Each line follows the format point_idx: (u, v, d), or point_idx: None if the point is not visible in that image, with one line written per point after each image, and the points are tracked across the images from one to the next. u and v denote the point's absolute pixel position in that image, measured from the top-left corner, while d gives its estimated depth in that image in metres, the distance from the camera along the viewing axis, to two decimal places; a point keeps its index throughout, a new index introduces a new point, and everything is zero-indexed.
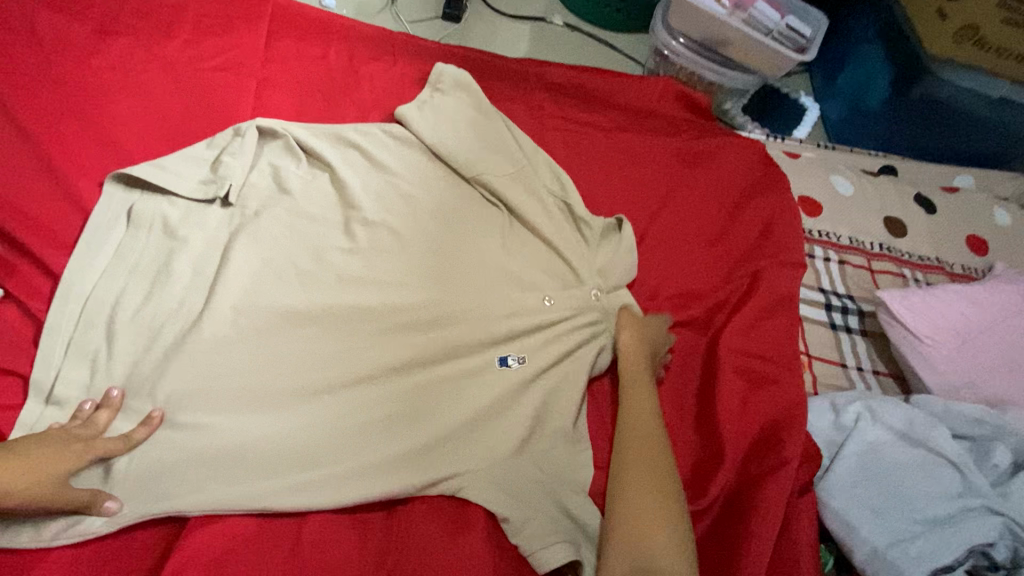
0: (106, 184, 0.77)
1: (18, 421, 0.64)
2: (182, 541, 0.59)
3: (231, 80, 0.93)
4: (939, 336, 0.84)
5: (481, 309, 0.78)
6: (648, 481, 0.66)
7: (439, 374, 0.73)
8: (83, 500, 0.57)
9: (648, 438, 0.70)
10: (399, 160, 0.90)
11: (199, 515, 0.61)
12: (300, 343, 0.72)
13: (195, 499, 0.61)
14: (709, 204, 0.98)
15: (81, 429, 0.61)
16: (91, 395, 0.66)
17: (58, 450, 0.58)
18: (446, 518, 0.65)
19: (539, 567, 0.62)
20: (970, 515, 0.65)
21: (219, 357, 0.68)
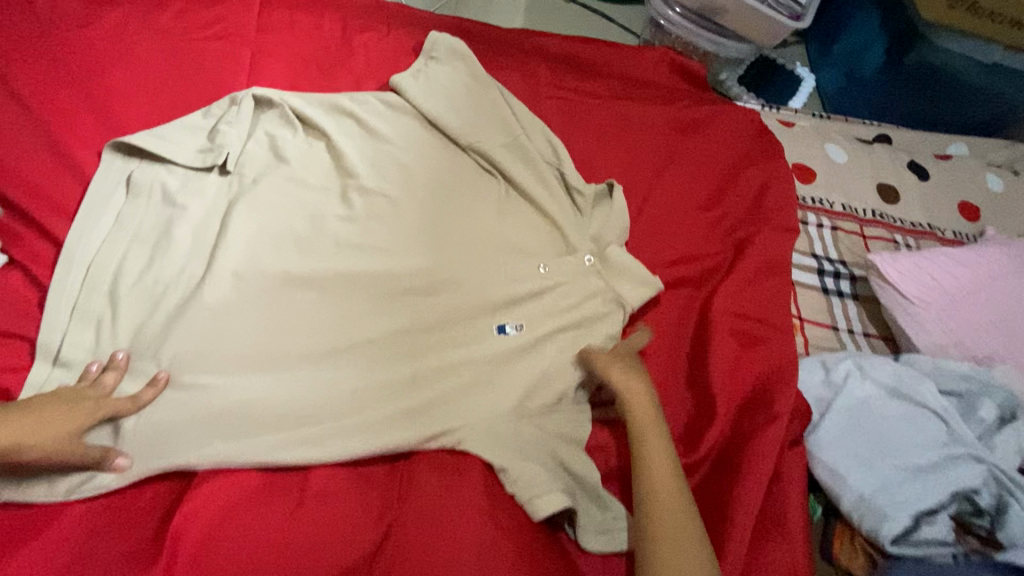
0: (105, 152, 0.78)
1: (27, 382, 0.65)
2: (191, 492, 0.61)
3: (226, 50, 0.93)
4: (928, 297, 0.86)
5: (481, 277, 0.80)
6: (678, 524, 0.62)
7: (437, 338, 0.75)
8: (94, 456, 0.59)
9: (663, 468, 0.66)
10: (395, 129, 0.90)
11: (208, 468, 0.62)
12: (301, 307, 0.73)
13: (203, 453, 0.62)
14: (704, 172, 0.99)
15: (89, 390, 0.62)
16: (98, 357, 0.67)
17: (71, 408, 0.60)
18: (446, 469, 0.66)
19: (536, 513, 0.64)
20: (954, 463, 0.67)
21: (224, 320, 0.69)
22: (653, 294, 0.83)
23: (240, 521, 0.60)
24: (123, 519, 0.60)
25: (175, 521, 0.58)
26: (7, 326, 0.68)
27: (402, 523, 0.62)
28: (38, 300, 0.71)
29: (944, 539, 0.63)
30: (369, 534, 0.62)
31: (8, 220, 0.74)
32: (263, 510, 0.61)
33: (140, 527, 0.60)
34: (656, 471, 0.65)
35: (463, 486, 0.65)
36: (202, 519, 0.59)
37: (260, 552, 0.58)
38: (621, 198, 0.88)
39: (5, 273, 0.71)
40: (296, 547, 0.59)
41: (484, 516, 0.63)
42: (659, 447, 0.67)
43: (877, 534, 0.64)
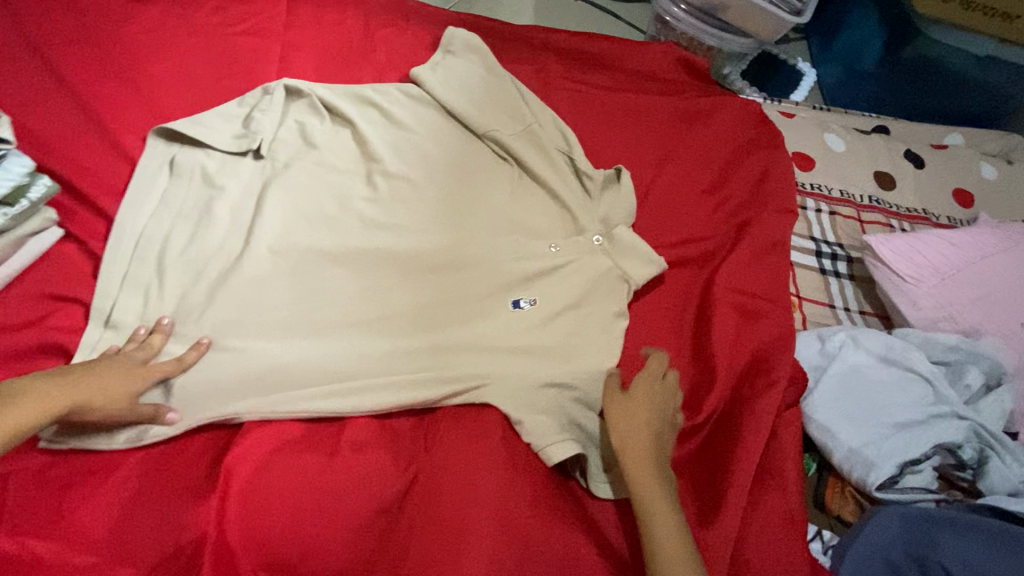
0: (150, 138, 0.84)
1: (81, 342, 0.71)
2: (239, 437, 0.67)
3: (256, 45, 0.99)
4: (920, 274, 0.91)
5: (496, 253, 0.85)
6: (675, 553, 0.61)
7: (458, 310, 0.80)
8: (147, 413, 0.64)
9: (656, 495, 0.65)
10: (415, 118, 0.96)
11: (253, 419, 0.68)
12: (331, 280, 0.79)
13: (247, 405, 0.68)
14: (707, 160, 1.04)
15: (138, 352, 0.67)
16: (145, 321, 0.73)
17: (124, 370, 0.64)
18: (467, 424, 0.72)
19: (550, 459, 0.70)
20: (939, 420, 0.74)
21: (262, 290, 0.75)
22: (656, 273, 0.88)
23: (280, 467, 0.66)
24: (175, 463, 0.65)
25: (227, 460, 0.64)
26: (66, 292, 0.74)
27: (429, 468, 0.68)
28: (92, 269, 0.77)
29: (928, 486, 0.72)
30: (397, 480, 0.67)
31: (63, 198, 0.80)
32: (301, 457, 0.67)
33: (191, 469, 0.65)
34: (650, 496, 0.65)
35: (484, 436, 0.70)
36: (246, 464, 0.65)
37: (300, 493, 0.64)
38: (629, 182, 0.94)
39: (62, 245, 0.77)
40: (333, 488, 0.65)
41: (504, 463, 0.69)
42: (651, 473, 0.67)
43: (865, 482, 0.71)
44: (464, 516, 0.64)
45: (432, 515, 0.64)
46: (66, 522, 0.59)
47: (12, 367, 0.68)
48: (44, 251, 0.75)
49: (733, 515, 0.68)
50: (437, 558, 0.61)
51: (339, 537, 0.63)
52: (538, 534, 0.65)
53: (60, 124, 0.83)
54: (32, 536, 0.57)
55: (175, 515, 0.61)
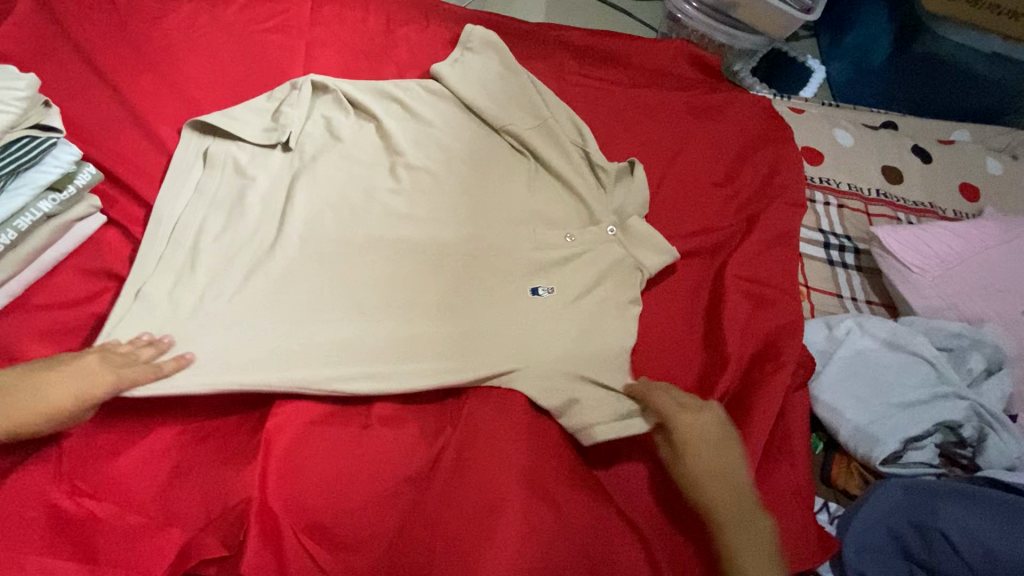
0: (184, 132, 0.86)
1: (111, 312, 0.70)
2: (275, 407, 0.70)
3: (282, 41, 1.02)
4: (926, 264, 0.94)
5: (518, 241, 0.86)
6: (748, 533, 0.65)
7: (481, 297, 0.81)
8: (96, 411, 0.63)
9: (723, 480, 0.68)
10: (436, 113, 0.97)
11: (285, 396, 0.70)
12: (355, 268, 0.79)
13: (277, 382, 0.69)
14: (717, 155, 1.07)
15: (117, 356, 0.64)
16: (173, 296, 0.72)
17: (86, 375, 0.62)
18: (493, 401, 0.74)
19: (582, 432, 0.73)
20: (942, 400, 0.77)
21: (292, 275, 0.76)
22: (668, 262, 0.89)
23: (316, 439, 0.69)
24: (222, 435, 0.69)
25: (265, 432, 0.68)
26: (113, 273, 0.78)
27: (455, 441, 0.72)
28: (133, 252, 0.80)
29: (930, 460, 0.75)
30: (426, 452, 0.71)
31: (104, 187, 0.83)
32: (334, 432, 0.70)
33: (235, 439, 0.69)
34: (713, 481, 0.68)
35: (509, 411, 0.73)
36: (286, 433, 0.68)
37: (334, 463, 0.68)
38: (642, 175, 0.94)
39: (105, 230, 0.81)
40: (366, 458, 0.69)
41: (530, 433, 0.72)
42: (713, 460, 0.69)
43: (870, 457, 0.74)
44: (492, 482, 0.68)
45: (462, 482, 0.68)
46: (123, 488, 0.63)
47: (66, 344, 0.73)
48: (88, 236, 0.79)
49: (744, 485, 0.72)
50: (472, 521, 0.65)
51: (371, 501, 0.67)
52: (569, 501, 0.69)
53: (102, 118, 0.87)
54: (89, 498, 0.62)
55: (222, 479, 0.65)
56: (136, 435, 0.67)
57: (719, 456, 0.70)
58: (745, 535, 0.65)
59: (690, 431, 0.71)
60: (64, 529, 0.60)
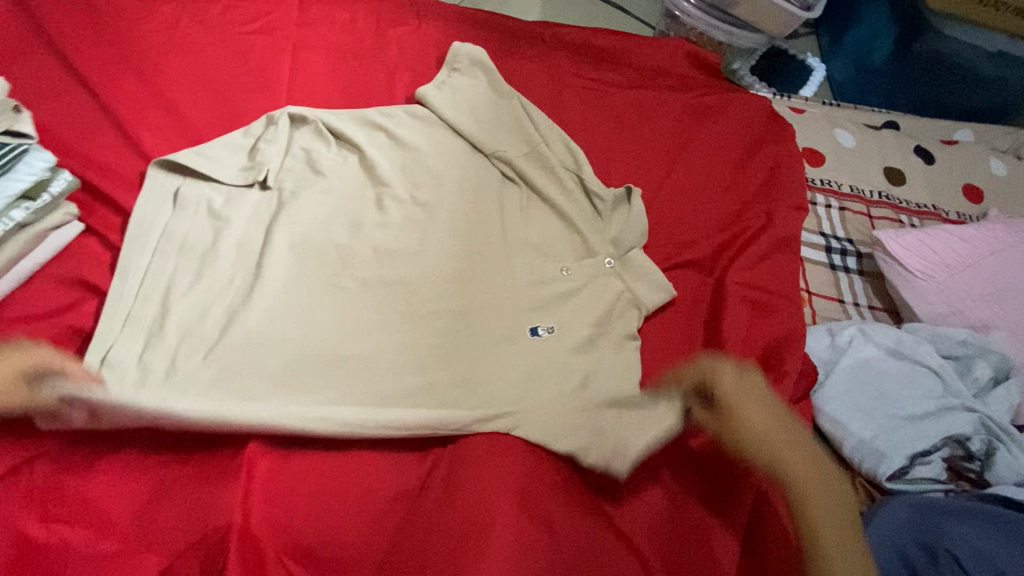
0: (151, 169, 0.80)
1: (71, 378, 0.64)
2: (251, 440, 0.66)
3: (269, 42, 0.99)
4: (930, 269, 0.92)
5: (514, 284, 0.81)
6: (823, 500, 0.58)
7: (477, 342, 0.76)
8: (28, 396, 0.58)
9: (783, 439, 0.62)
10: (419, 138, 0.91)
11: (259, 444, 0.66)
12: (337, 308, 0.74)
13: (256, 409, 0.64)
14: (719, 165, 1.03)
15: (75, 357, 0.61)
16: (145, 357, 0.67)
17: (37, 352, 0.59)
18: (480, 447, 0.69)
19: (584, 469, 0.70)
20: (948, 412, 0.75)
21: (271, 317, 0.71)
22: (667, 300, 0.86)
23: (302, 460, 0.67)
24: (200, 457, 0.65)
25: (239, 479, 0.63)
26: (90, 283, 0.75)
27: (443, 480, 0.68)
28: (112, 261, 0.77)
29: (937, 477, 0.73)
30: (413, 473, 0.69)
31: (82, 194, 0.80)
32: (318, 452, 0.67)
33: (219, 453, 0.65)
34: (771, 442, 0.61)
35: (498, 457, 0.68)
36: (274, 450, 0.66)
37: (320, 485, 0.66)
38: (640, 205, 0.90)
39: (83, 239, 0.78)
40: (354, 480, 0.67)
41: (529, 454, 0.70)
42: (766, 417, 0.63)
43: (876, 472, 0.72)
44: (483, 503, 0.65)
45: (450, 501, 0.66)
46: (100, 512, 0.61)
47: None
48: (64, 245, 0.76)
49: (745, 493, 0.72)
50: (459, 541, 0.62)
51: (361, 514, 0.65)
52: (562, 517, 0.67)
53: (82, 122, 0.84)
54: (64, 523, 0.60)
55: (200, 502, 0.62)
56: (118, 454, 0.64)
57: (773, 422, 0.63)
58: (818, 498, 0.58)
59: (734, 395, 0.64)
60: (34, 559, 0.58)
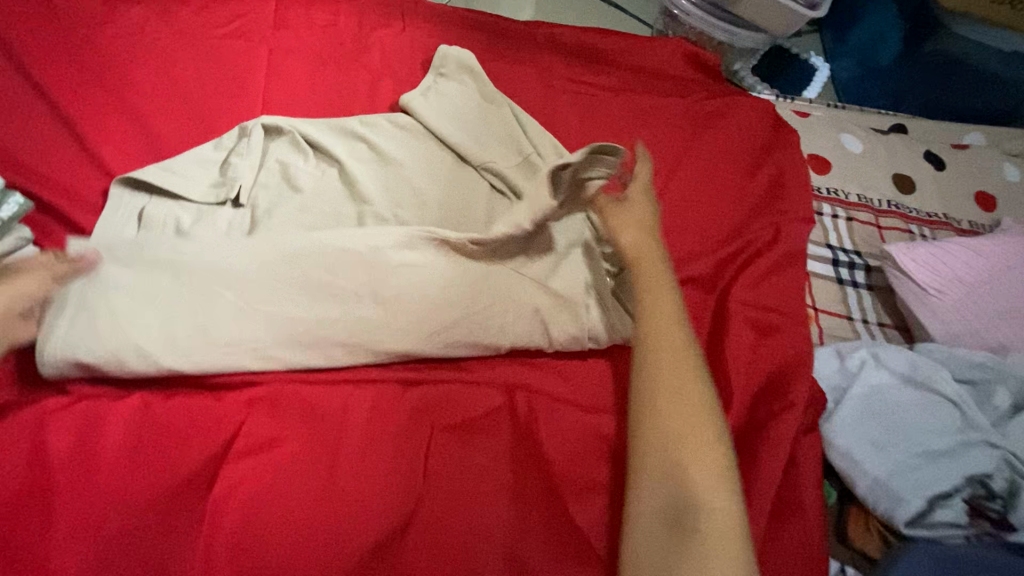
0: (114, 187, 0.75)
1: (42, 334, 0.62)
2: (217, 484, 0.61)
3: (243, 47, 0.93)
4: (946, 287, 0.87)
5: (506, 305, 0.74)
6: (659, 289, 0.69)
7: (463, 332, 0.72)
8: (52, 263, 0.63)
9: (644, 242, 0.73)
10: (403, 149, 0.85)
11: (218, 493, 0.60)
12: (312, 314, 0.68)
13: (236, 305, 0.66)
14: (721, 175, 0.98)
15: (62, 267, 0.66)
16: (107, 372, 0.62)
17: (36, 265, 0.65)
18: (464, 495, 0.64)
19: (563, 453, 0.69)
20: (970, 448, 0.70)
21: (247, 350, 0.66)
22: None
23: (270, 505, 0.60)
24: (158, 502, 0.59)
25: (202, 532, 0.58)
26: None
27: (430, 525, 0.62)
28: None
29: (958, 521, 0.66)
30: (397, 511, 0.62)
31: (37, 213, 0.75)
32: (288, 494, 0.61)
33: (178, 498, 0.59)
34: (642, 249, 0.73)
35: (484, 506, 0.64)
36: (237, 497, 0.60)
37: (289, 534, 0.59)
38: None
39: None
40: (324, 528, 0.59)
41: (516, 506, 0.65)
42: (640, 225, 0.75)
43: (892, 517, 0.67)
44: (467, 553, 0.61)
45: (433, 551, 0.61)
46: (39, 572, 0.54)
47: None
48: None
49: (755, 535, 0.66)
50: None
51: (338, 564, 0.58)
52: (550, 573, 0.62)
53: (37, 136, 0.78)
54: None
55: (156, 557, 0.56)
56: (60, 500, 0.57)
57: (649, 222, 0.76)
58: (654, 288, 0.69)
59: (629, 197, 0.78)
60: None
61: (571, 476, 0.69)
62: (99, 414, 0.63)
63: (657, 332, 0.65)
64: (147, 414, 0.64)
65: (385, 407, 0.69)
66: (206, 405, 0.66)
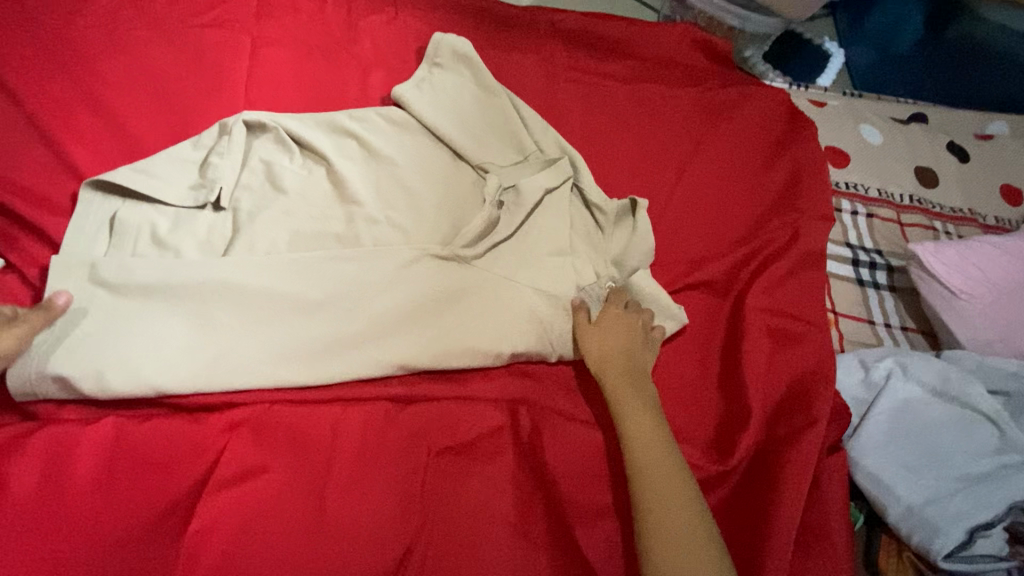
0: (83, 191, 0.68)
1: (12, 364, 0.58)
2: (199, 517, 0.56)
3: (224, 36, 0.87)
4: (975, 290, 0.82)
5: (502, 318, 0.70)
6: (638, 414, 0.63)
7: (454, 347, 0.68)
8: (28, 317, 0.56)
9: (616, 357, 0.68)
10: (395, 147, 0.79)
11: (201, 528, 0.56)
12: (297, 335, 0.64)
13: (212, 331, 0.62)
14: (735, 171, 0.92)
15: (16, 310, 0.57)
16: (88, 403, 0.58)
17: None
18: (461, 529, 0.60)
19: (575, 469, 0.66)
20: (1009, 471, 0.67)
21: (229, 364, 0.62)
22: (676, 329, 0.76)
23: (257, 543, 0.55)
24: (136, 543, 0.54)
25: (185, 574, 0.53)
26: None
27: (432, 560, 0.58)
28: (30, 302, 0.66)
29: (999, 553, 0.62)
30: (395, 546, 0.58)
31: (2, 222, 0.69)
32: (279, 531, 0.56)
33: (156, 536, 0.55)
34: (613, 365, 0.67)
35: (488, 538, 0.60)
36: (221, 533, 0.56)
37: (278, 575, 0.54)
38: (645, 220, 0.78)
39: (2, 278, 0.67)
40: (317, 564, 0.55)
41: (519, 539, 0.60)
42: (612, 335, 0.69)
43: (929, 549, 0.62)
44: None
45: None
46: None
47: None
48: None
49: (780, 567, 0.61)
50: None
51: None
52: None
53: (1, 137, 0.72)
54: None
55: None
56: (22, 543, 0.52)
57: (629, 355, 0.68)
58: (632, 413, 0.64)
59: (604, 326, 0.70)
60: None
61: (582, 503, 0.64)
62: (68, 445, 0.58)
63: (656, 496, 0.58)
64: (122, 442, 0.59)
65: (377, 433, 0.64)
66: (185, 430, 0.61)
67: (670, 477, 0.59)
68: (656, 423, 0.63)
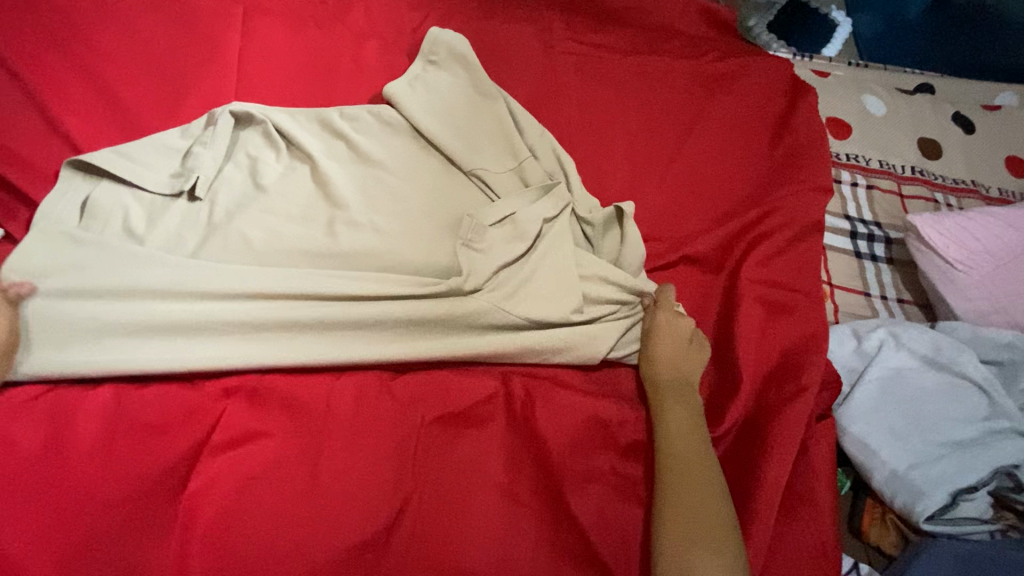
0: (62, 172, 0.69)
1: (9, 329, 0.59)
2: (197, 476, 0.58)
3: (218, 6, 0.86)
4: (973, 261, 0.81)
5: (484, 325, 0.70)
6: (682, 433, 0.64)
7: (438, 352, 0.67)
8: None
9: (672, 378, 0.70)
10: (381, 146, 0.79)
11: (196, 488, 0.58)
12: (305, 315, 0.65)
13: (196, 306, 0.63)
14: (735, 145, 0.91)
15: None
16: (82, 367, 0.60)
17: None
18: (444, 493, 0.61)
19: (562, 433, 0.67)
20: (996, 437, 0.68)
21: (212, 343, 0.63)
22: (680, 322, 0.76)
23: (249, 503, 0.57)
24: (127, 503, 0.55)
25: (179, 530, 0.55)
26: None
27: (423, 519, 0.59)
28: None
29: (981, 516, 0.65)
30: (386, 507, 0.59)
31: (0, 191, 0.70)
32: (277, 488, 0.58)
33: (150, 496, 0.56)
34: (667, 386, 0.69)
35: (477, 500, 0.61)
36: (214, 493, 0.57)
37: (268, 534, 0.56)
38: (633, 228, 0.78)
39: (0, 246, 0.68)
40: (304, 524, 0.56)
41: (506, 505, 0.61)
42: (672, 354, 0.71)
43: (910, 511, 0.64)
44: (460, 553, 0.58)
45: (420, 550, 0.58)
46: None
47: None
48: None
49: (766, 527, 0.62)
50: None
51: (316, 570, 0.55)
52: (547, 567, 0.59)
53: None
54: None
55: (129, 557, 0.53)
56: (17, 503, 0.54)
57: (681, 375, 0.70)
58: (678, 432, 0.64)
59: (654, 343, 0.72)
60: None
61: (572, 465, 0.65)
62: (67, 409, 0.59)
63: (682, 515, 0.58)
64: (115, 408, 0.60)
65: (369, 402, 0.65)
66: (181, 394, 0.62)
67: (703, 495, 0.59)
68: (698, 447, 0.64)
